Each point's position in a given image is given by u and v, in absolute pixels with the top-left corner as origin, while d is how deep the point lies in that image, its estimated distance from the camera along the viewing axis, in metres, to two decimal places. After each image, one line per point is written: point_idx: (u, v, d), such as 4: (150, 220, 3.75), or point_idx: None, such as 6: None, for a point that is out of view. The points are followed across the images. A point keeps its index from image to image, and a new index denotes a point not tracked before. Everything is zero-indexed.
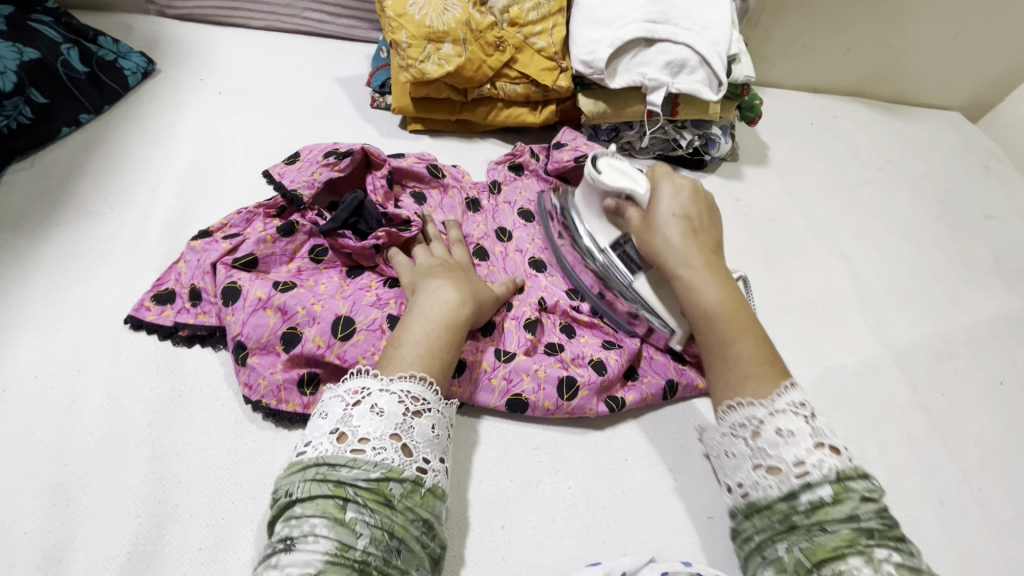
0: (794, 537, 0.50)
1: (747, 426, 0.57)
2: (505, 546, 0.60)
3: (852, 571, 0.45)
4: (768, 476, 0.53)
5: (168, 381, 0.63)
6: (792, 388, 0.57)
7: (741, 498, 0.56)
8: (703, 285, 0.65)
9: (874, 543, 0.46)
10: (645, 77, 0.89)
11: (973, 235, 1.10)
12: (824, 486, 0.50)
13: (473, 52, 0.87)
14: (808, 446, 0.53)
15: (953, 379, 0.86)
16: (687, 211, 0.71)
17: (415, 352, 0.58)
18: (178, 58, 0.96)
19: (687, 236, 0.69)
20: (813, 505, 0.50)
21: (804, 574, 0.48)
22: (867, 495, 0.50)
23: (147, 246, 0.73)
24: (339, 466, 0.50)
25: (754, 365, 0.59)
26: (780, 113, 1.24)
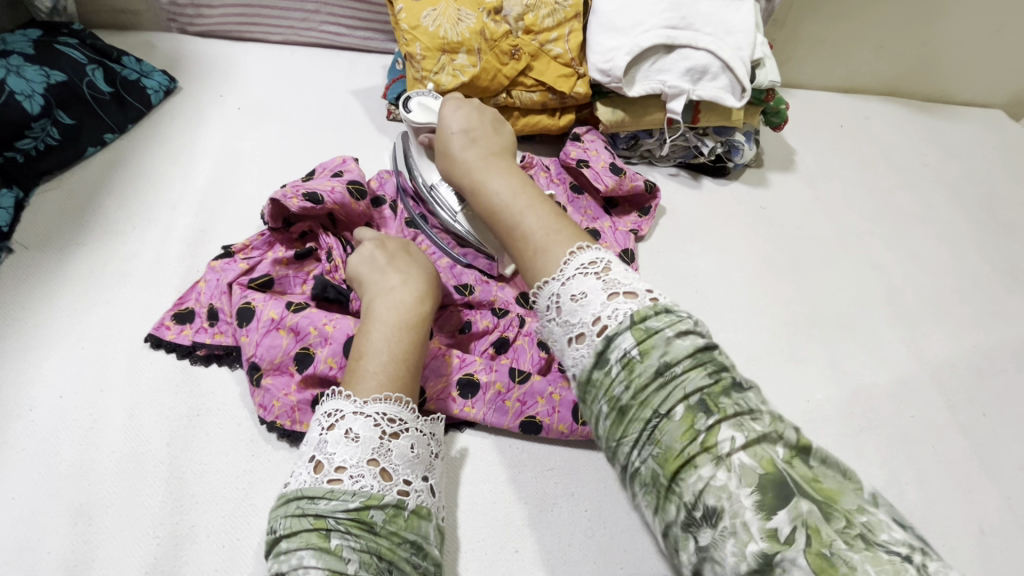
0: (638, 438, 0.42)
1: (551, 307, 0.52)
2: (520, 572, 0.59)
3: (708, 483, 0.39)
4: (579, 347, 0.48)
5: (186, 401, 0.64)
6: (584, 250, 0.54)
7: (577, 387, 0.48)
8: (490, 178, 0.67)
9: (714, 424, 0.40)
10: (664, 85, 0.87)
11: (1017, 242, 1.04)
12: (623, 336, 0.45)
13: (488, 62, 0.86)
14: (604, 301, 0.48)
15: (994, 398, 0.82)
16: (489, 150, 0.71)
17: (379, 362, 0.58)
18: (199, 75, 0.97)
19: (496, 175, 0.67)
20: (627, 366, 0.44)
21: (664, 490, 0.41)
22: (682, 342, 0.44)
23: (167, 264, 0.74)
24: (317, 498, 0.49)
25: (552, 231, 0.58)
26: (808, 115, 1.20)
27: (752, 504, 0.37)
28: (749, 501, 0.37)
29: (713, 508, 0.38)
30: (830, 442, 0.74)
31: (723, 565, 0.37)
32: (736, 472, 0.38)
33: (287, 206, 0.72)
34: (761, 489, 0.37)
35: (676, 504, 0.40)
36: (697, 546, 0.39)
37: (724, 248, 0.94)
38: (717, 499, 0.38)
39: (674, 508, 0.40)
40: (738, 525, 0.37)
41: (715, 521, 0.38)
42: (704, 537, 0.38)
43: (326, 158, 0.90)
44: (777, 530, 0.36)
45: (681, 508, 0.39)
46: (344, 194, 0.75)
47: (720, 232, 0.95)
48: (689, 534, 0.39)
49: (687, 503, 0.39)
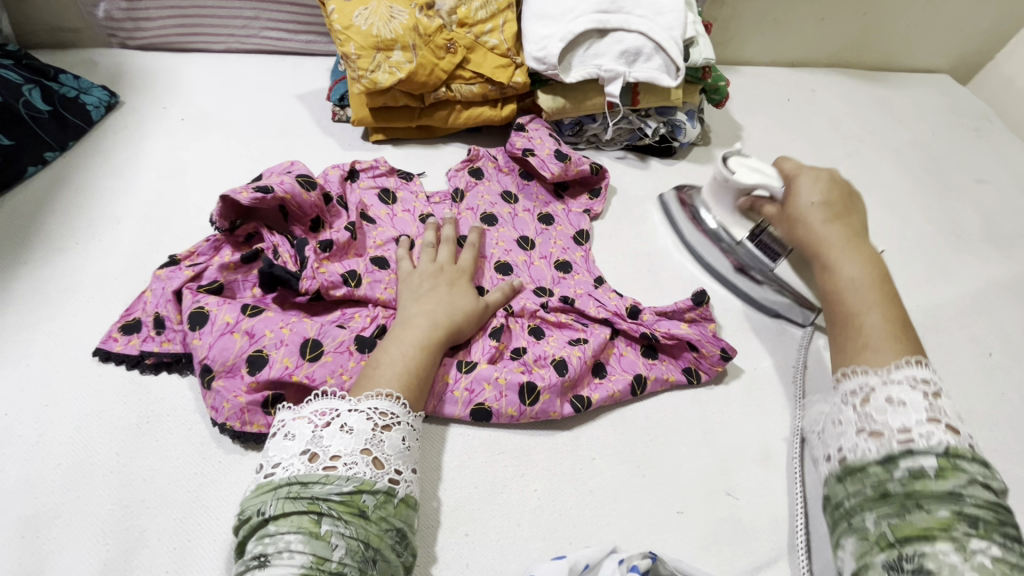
0: (885, 511, 0.50)
1: (859, 393, 0.59)
2: (469, 552, 0.61)
3: (935, 553, 0.46)
4: (869, 440, 0.55)
5: (136, 410, 0.64)
6: (919, 364, 0.58)
7: (839, 464, 0.56)
8: (842, 261, 0.70)
9: (973, 535, 0.46)
10: (600, 69, 0.88)
11: (962, 202, 1.06)
12: (929, 458, 0.51)
13: (424, 57, 0.87)
14: (920, 418, 0.54)
15: (938, 354, 0.84)
16: (828, 197, 0.76)
17: (393, 372, 0.60)
18: (141, 89, 0.97)
19: (828, 220, 0.74)
20: (913, 476, 0.50)
21: (884, 543, 0.49)
22: (981, 496, 0.48)
23: (112, 278, 0.75)
24: (310, 484, 0.50)
25: (892, 334, 0.62)
26: (754, 91, 1.21)
27: None
28: None
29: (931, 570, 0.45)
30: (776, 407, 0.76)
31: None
32: (971, 562, 0.45)
33: (237, 200, 0.71)
34: None
35: (886, 553, 0.48)
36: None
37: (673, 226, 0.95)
38: (937, 565, 0.45)
39: (885, 555, 0.48)
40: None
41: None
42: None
43: (272, 164, 0.91)
44: None
45: (890, 554, 0.48)
46: (295, 185, 0.75)
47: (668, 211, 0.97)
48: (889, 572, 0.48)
49: (903, 556, 0.47)
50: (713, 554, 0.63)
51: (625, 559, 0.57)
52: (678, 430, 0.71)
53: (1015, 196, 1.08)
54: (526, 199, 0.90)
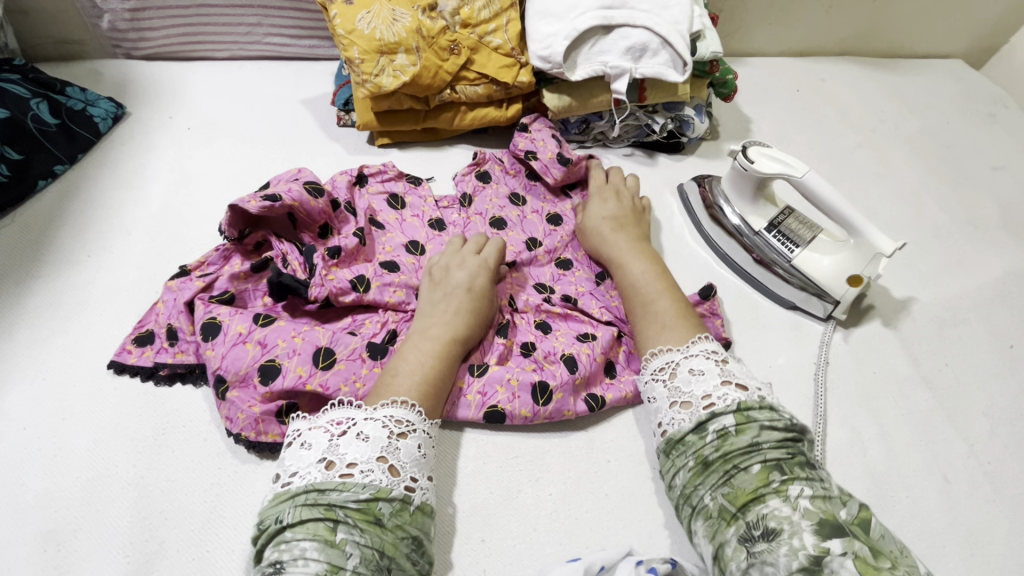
0: (715, 483, 0.54)
1: (665, 370, 0.64)
2: (486, 559, 0.60)
3: (772, 511, 0.50)
4: (682, 412, 0.60)
5: (151, 422, 0.65)
6: (704, 340, 0.66)
7: (663, 438, 0.60)
8: (631, 261, 0.76)
9: (787, 479, 0.52)
10: (606, 66, 0.87)
11: (977, 190, 1.04)
12: (728, 415, 0.56)
13: (428, 59, 0.86)
14: (718, 384, 0.59)
15: (957, 347, 0.82)
16: (616, 212, 0.83)
17: (411, 380, 0.60)
18: (146, 99, 0.98)
19: (617, 230, 0.81)
20: (722, 438, 0.56)
21: (728, 517, 0.52)
22: (775, 432, 0.55)
23: (124, 290, 0.75)
24: (327, 491, 0.51)
25: (663, 326, 0.68)
26: (762, 82, 1.19)
27: (809, 529, 0.48)
28: (807, 528, 0.48)
29: (774, 529, 0.49)
30: (792, 404, 0.75)
31: (777, 566, 0.47)
32: (801, 510, 0.49)
33: (246, 209, 0.71)
34: (820, 525, 0.48)
35: (735, 526, 0.51)
36: (749, 554, 0.49)
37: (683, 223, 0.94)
38: (778, 522, 0.49)
39: (734, 528, 0.51)
40: (794, 538, 0.48)
41: (773, 539, 0.49)
42: (758, 546, 0.49)
43: (279, 171, 0.91)
44: (829, 547, 0.46)
45: (740, 527, 0.51)
46: (302, 193, 0.74)
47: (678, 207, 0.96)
48: (745, 546, 0.50)
49: (749, 523, 0.51)
50: None
51: (643, 561, 0.56)
52: None
53: None
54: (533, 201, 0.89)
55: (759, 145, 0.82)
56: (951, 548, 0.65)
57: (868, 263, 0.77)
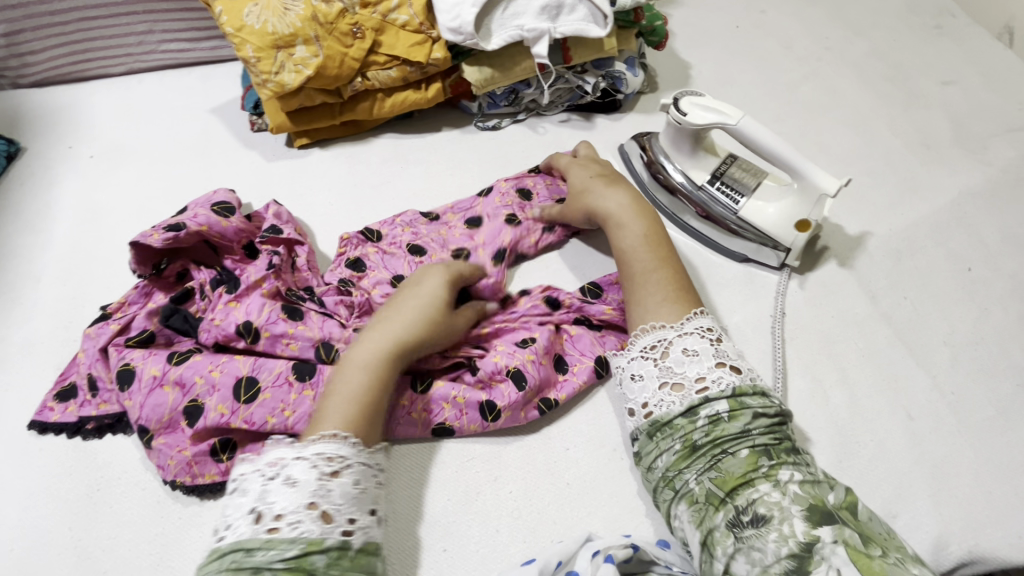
0: (702, 467, 0.54)
1: (657, 348, 0.61)
2: (450, 569, 0.59)
3: (762, 496, 0.50)
4: (672, 394, 0.58)
5: (84, 479, 0.63)
6: (699, 316, 0.62)
7: (645, 418, 0.58)
8: (623, 227, 0.71)
9: (775, 463, 0.52)
10: (523, 29, 0.82)
11: (929, 109, 1.00)
12: (721, 402, 0.55)
13: (330, 48, 0.80)
14: (711, 365, 0.58)
15: (915, 278, 0.80)
16: (599, 172, 0.78)
17: (338, 407, 0.57)
18: (43, 130, 0.91)
19: (614, 184, 0.75)
20: (713, 422, 0.55)
21: (716, 502, 0.51)
22: (767, 420, 0.55)
23: (40, 343, 0.71)
24: (254, 550, 0.49)
25: (661, 300, 0.64)
26: (700, 22, 1.13)
27: (800, 516, 0.47)
28: (798, 513, 0.48)
29: (764, 516, 0.48)
30: (751, 362, 0.73)
31: (766, 553, 0.47)
32: (790, 494, 0.49)
33: (150, 244, 0.69)
34: (811, 511, 0.47)
35: (724, 511, 0.50)
36: (736, 539, 0.49)
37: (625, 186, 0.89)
38: (768, 509, 0.49)
39: (723, 513, 0.50)
40: (784, 524, 0.47)
41: (763, 525, 0.48)
42: (746, 532, 0.48)
43: (195, 191, 0.85)
44: (820, 535, 0.46)
45: (729, 512, 0.50)
46: (210, 216, 0.72)
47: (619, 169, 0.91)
48: (732, 531, 0.49)
49: (739, 508, 0.50)
50: None
51: (600, 551, 0.55)
52: None
53: (984, 93, 1.02)
54: (485, 207, 0.81)
55: (692, 94, 0.78)
56: (917, 487, 0.64)
57: (813, 206, 0.74)
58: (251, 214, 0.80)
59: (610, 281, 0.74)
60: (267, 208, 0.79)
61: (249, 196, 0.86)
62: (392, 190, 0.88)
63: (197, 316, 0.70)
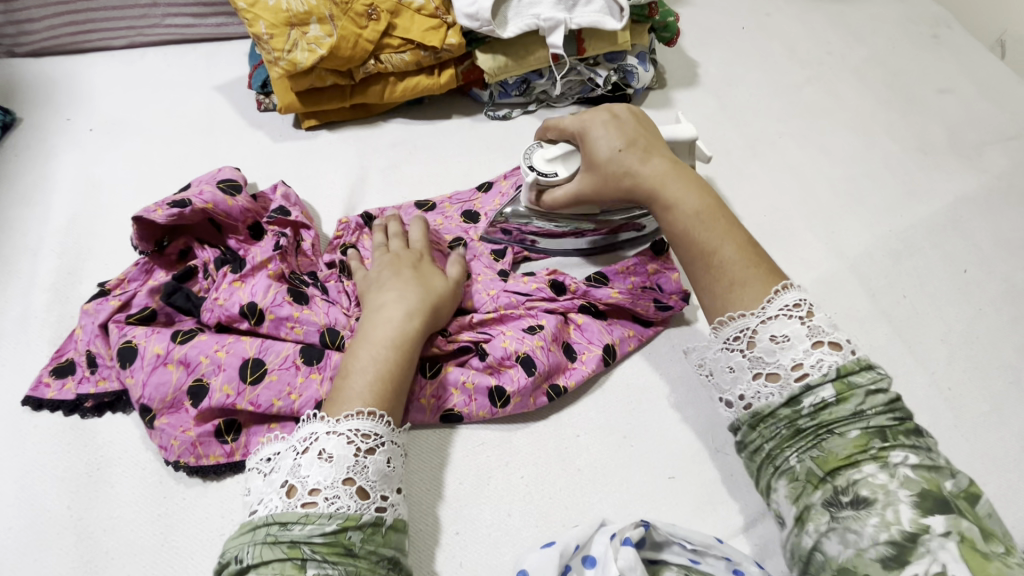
0: (804, 445, 0.48)
1: (741, 339, 0.54)
2: (462, 551, 0.59)
3: (865, 479, 0.44)
4: (768, 384, 0.51)
5: (83, 456, 0.61)
6: (787, 289, 0.54)
7: (743, 410, 0.53)
8: (678, 197, 0.61)
9: (889, 446, 0.45)
10: (539, 19, 0.82)
11: (926, 116, 1.03)
12: (825, 387, 0.48)
13: (345, 28, 0.79)
14: (808, 348, 0.50)
15: (914, 277, 0.82)
16: (628, 136, 0.66)
17: (363, 383, 0.56)
18: (39, 101, 0.88)
19: (646, 159, 0.64)
20: (818, 407, 0.48)
21: (816, 481, 0.47)
22: (880, 394, 0.48)
23: (36, 318, 0.69)
24: (290, 525, 0.48)
25: (747, 282, 0.55)
26: (707, 22, 1.15)
27: (908, 503, 0.42)
28: (907, 500, 0.42)
29: (866, 498, 0.44)
30: None
31: (861, 535, 0.43)
32: (900, 479, 0.44)
33: (153, 219, 0.67)
34: (922, 499, 0.42)
35: (820, 490, 0.46)
36: (831, 519, 0.45)
37: None
38: (871, 492, 0.44)
39: (821, 493, 0.46)
40: (887, 510, 0.43)
41: (864, 509, 0.43)
42: (843, 513, 0.44)
43: (199, 169, 0.84)
44: (929, 525, 0.41)
45: (827, 491, 0.46)
46: (216, 194, 0.70)
47: None
48: (828, 511, 0.45)
49: (837, 488, 0.45)
50: (706, 513, 0.62)
51: (617, 534, 0.54)
52: (660, 391, 0.69)
53: (978, 103, 1.05)
54: (484, 203, 0.82)
55: (536, 150, 0.71)
56: None
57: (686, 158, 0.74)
58: (257, 193, 0.78)
59: (616, 271, 0.75)
60: (275, 189, 0.77)
61: (255, 176, 0.85)
62: (401, 175, 0.87)
63: (200, 295, 0.68)
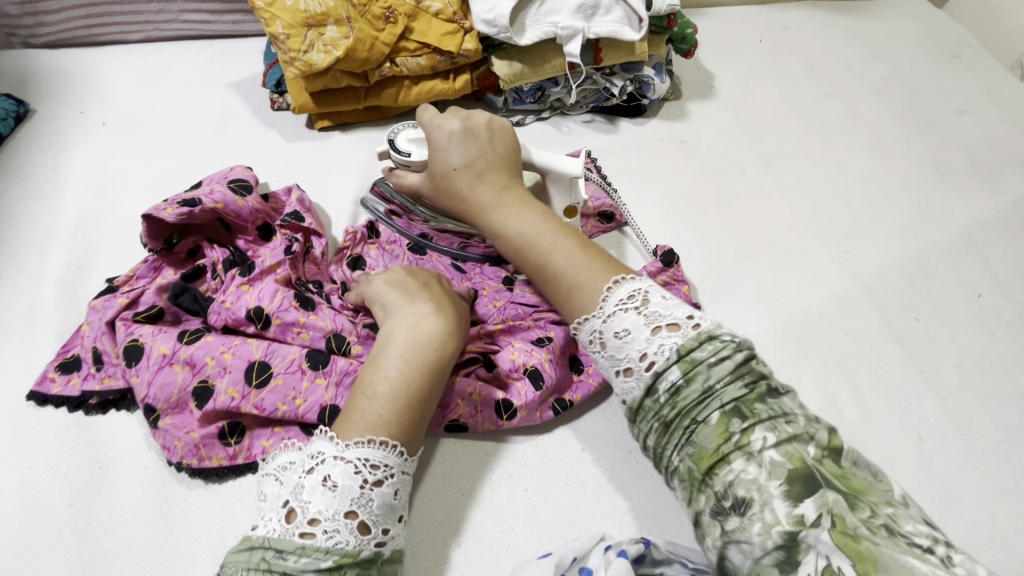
0: (679, 442, 0.44)
1: (594, 341, 0.51)
2: (464, 565, 0.58)
3: (739, 476, 0.41)
4: (627, 380, 0.48)
5: (86, 454, 0.61)
6: (621, 283, 0.52)
7: (625, 409, 0.49)
8: (509, 214, 0.60)
9: (748, 426, 0.42)
10: (557, 27, 0.81)
11: (943, 136, 1.02)
12: (672, 370, 0.45)
13: (361, 31, 0.78)
14: (648, 336, 0.47)
15: (927, 300, 0.81)
16: (471, 148, 0.64)
17: (386, 407, 0.54)
18: (53, 92, 0.88)
19: (477, 182, 0.62)
20: (673, 393, 0.45)
21: (697, 483, 0.43)
22: (724, 364, 0.44)
23: (43, 312, 0.69)
24: (285, 554, 0.46)
25: (574, 282, 0.55)
26: (724, 34, 1.14)
27: (780, 494, 0.39)
28: (778, 491, 0.39)
29: (743, 499, 0.40)
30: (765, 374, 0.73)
31: (753, 545, 0.38)
32: (767, 467, 0.40)
33: (163, 218, 0.67)
34: (790, 483, 0.39)
35: (706, 496, 0.42)
36: (722, 531, 0.41)
37: (646, 194, 0.89)
38: (747, 491, 0.40)
39: (705, 498, 0.42)
40: (766, 511, 0.39)
41: (745, 512, 0.39)
42: (731, 523, 0.40)
43: (211, 167, 0.83)
44: (803, 516, 0.37)
45: (711, 497, 0.42)
46: (226, 193, 0.70)
47: (642, 175, 0.91)
48: (718, 521, 0.41)
49: (719, 493, 0.41)
50: None
51: (613, 546, 0.55)
52: None
53: (997, 124, 1.04)
54: None
55: (404, 129, 0.69)
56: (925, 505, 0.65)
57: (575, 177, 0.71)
58: (268, 194, 0.78)
59: None
60: (289, 192, 0.77)
61: (266, 176, 0.84)
62: None
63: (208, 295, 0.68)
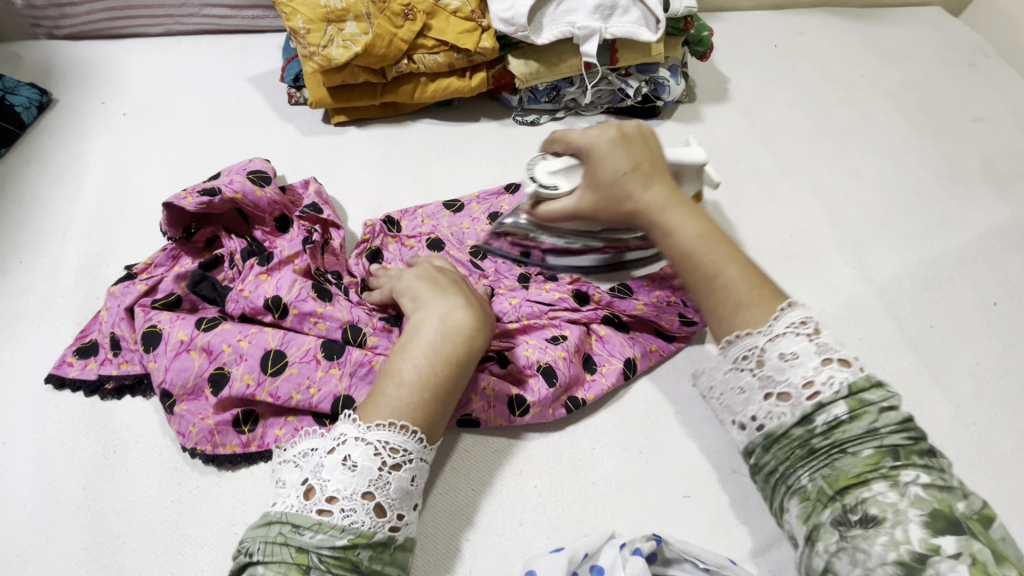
0: (816, 465, 0.44)
1: (750, 357, 0.50)
2: (473, 559, 0.58)
3: (875, 497, 0.41)
4: (778, 404, 0.47)
5: (100, 439, 0.61)
6: (791, 307, 0.50)
7: (755, 430, 0.49)
8: (679, 220, 0.57)
9: (900, 465, 0.42)
10: (574, 26, 0.82)
11: (959, 144, 1.01)
12: (838, 403, 0.44)
13: (380, 27, 0.79)
14: (817, 364, 0.46)
15: (941, 307, 0.81)
16: (633, 158, 0.60)
17: (413, 393, 0.53)
18: (75, 82, 0.89)
19: (647, 185, 0.59)
20: (830, 425, 0.44)
21: (825, 500, 0.43)
22: (894, 411, 0.44)
23: (61, 298, 0.70)
24: (303, 529, 0.47)
25: (753, 289, 0.52)
26: (739, 38, 1.14)
27: (919, 522, 0.39)
28: (916, 519, 0.39)
29: (875, 517, 0.41)
30: None
31: (869, 555, 0.40)
32: (910, 497, 0.40)
33: (183, 207, 0.68)
34: (932, 517, 0.39)
35: (831, 508, 0.43)
36: (840, 538, 0.42)
37: None
38: (880, 510, 0.41)
39: (830, 512, 0.43)
40: (897, 528, 0.39)
41: (873, 527, 0.40)
42: (852, 532, 0.41)
43: (228, 160, 0.84)
44: (940, 546, 0.38)
45: (835, 510, 0.43)
46: (245, 184, 0.71)
47: None
48: (835, 530, 0.42)
49: (846, 506, 0.42)
50: (721, 536, 0.61)
51: (627, 543, 0.55)
52: (678, 408, 0.69)
53: (1013, 133, 1.03)
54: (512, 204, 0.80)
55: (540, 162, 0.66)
56: None
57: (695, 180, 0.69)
58: (286, 186, 0.78)
59: (641, 284, 0.74)
60: (306, 185, 0.78)
61: (283, 169, 0.85)
62: (426, 175, 0.87)
63: (225, 285, 0.69)
